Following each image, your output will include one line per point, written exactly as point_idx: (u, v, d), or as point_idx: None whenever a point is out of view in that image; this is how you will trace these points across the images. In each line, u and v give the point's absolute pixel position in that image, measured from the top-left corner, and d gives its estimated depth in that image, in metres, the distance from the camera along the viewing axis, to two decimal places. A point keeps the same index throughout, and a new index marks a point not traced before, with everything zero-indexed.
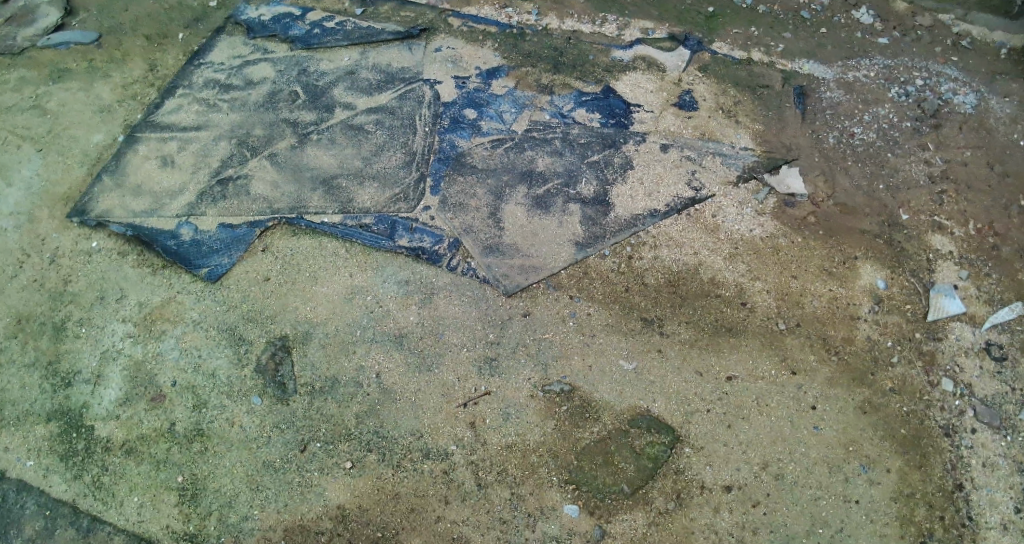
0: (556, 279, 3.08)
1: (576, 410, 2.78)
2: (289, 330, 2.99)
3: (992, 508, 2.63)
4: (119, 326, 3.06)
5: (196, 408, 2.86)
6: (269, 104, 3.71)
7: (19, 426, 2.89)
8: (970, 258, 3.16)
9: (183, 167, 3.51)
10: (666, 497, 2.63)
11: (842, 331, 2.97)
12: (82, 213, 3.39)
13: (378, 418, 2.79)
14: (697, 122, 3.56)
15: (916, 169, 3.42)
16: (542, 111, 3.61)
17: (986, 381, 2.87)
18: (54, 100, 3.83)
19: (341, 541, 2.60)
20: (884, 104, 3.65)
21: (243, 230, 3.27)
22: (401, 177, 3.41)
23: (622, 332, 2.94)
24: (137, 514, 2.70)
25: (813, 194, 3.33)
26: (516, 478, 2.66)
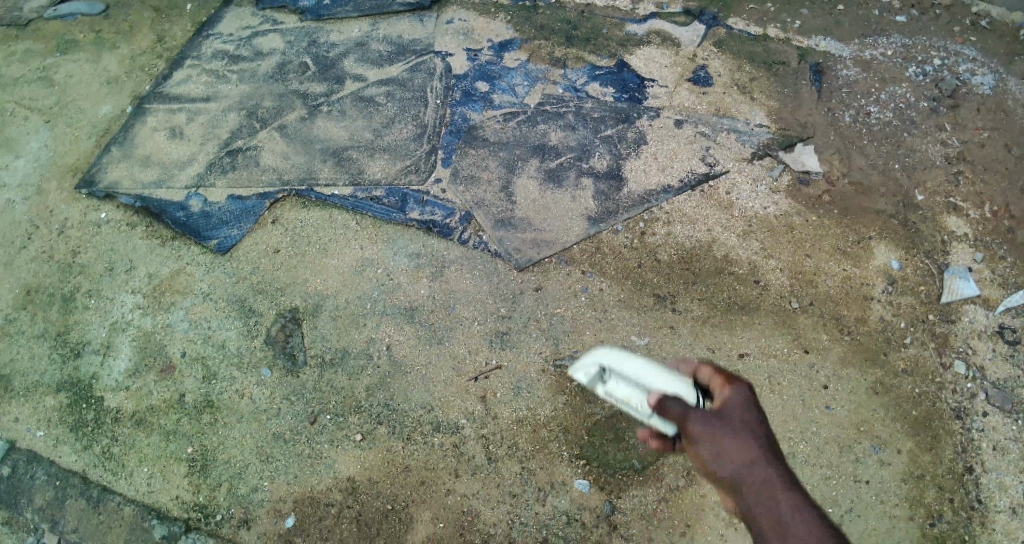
0: (568, 254, 3.05)
1: (588, 385, 2.77)
2: (299, 303, 2.98)
3: (1002, 491, 2.62)
4: (128, 298, 3.05)
5: (205, 380, 2.85)
6: (278, 75, 3.67)
7: (29, 397, 2.89)
8: (985, 240, 3.13)
9: (192, 138, 3.49)
10: (676, 474, 2.60)
11: (855, 311, 2.94)
12: (90, 184, 3.37)
13: (388, 391, 2.78)
14: (711, 98, 3.51)
15: (933, 149, 3.38)
16: (555, 85, 3.57)
17: (999, 364, 2.85)
18: (62, 72, 3.80)
19: (350, 513, 2.59)
20: (901, 82, 3.60)
21: (253, 202, 3.25)
22: (412, 149, 3.38)
23: (634, 308, 2.92)
24: (146, 484, 2.70)
25: (828, 173, 3.29)
26: (527, 453, 2.66)
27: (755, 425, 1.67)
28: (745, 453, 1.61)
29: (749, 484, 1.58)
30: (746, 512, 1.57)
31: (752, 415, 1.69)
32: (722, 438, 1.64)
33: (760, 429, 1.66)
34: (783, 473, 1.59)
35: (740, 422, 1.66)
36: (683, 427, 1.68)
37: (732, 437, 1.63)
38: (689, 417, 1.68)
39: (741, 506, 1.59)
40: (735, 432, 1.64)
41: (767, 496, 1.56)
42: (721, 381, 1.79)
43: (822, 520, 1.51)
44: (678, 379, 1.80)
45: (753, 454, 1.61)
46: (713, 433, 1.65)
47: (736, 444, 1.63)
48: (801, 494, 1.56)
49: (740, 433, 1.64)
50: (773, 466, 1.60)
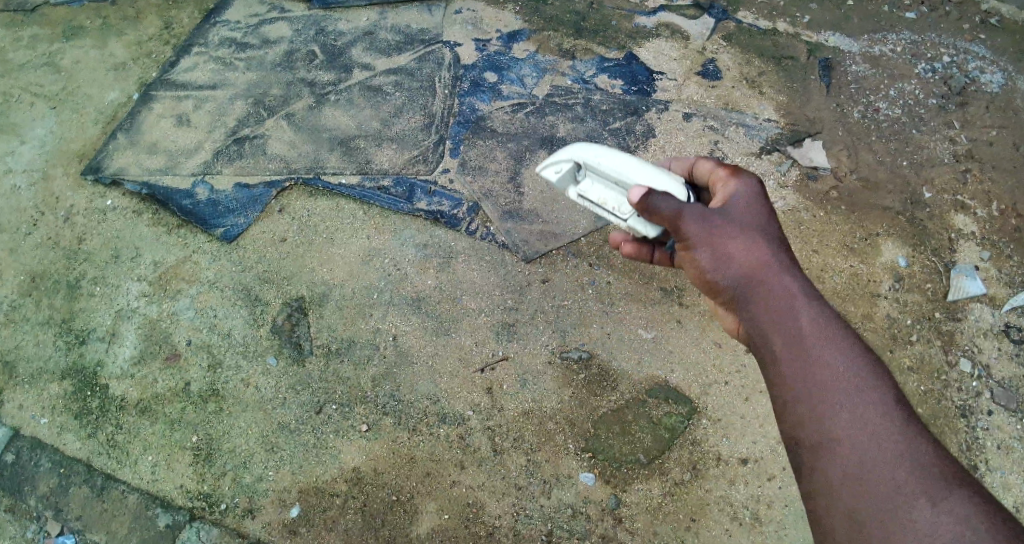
0: (576, 247, 3.04)
1: (594, 378, 2.77)
2: (305, 293, 2.97)
3: (1006, 490, 2.62)
4: (134, 285, 3.04)
5: (211, 368, 2.85)
6: (286, 63, 3.66)
7: (34, 383, 2.89)
8: (993, 239, 3.12)
9: (199, 126, 3.47)
10: (682, 468, 2.61)
11: (862, 307, 2.94)
12: (96, 170, 3.36)
13: (394, 382, 2.78)
14: (720, 92, 3.50)
15: (941, 147, 3.36)
16: (564, 76, 3.55)
17: (1004, 363, 2.84)
18: (68, 58, 3.78)
19: (356, 504, 2.59)
20: (910, 79, 3.58)
21: (260, 190, 3.24)
22: (419, 139, 3.37)
23: (641, 301, 2.91)
24: (151, 472, 2.70)
25: (836, 169, 3.28)
26: (532, 445, 2.65)
27: (749, 217, 1.96)
28: (742, 245, 1.91)
29: (754, 277, 1.88)
30: (743, 298, 1.90)
31: (748, 207, 1.98)
32: (716, 235, 1.94)
33: (754, 219, 1.95)
34: (776, 259, 1.89)
35: (733, 218, 1.95)
36: (680, 230, 1.97)
37: (726, 233, 1.93)
38: (683, 216, 1.96)
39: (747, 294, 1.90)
40: (734, 229, 1.93)
41: (764, 281, 1.87)
42: (726, 174, 2.08)
43: (814, 300, 1.81)
44: (668, 175, 2.12)
45: (748, 247, 1.91)
46: (709, 231, 1.94)
47: (742, 242, 1.92)
48: (792, 276, 1.86)
49: (735, 226, 1.94)
50: (769, 253, 1.90)
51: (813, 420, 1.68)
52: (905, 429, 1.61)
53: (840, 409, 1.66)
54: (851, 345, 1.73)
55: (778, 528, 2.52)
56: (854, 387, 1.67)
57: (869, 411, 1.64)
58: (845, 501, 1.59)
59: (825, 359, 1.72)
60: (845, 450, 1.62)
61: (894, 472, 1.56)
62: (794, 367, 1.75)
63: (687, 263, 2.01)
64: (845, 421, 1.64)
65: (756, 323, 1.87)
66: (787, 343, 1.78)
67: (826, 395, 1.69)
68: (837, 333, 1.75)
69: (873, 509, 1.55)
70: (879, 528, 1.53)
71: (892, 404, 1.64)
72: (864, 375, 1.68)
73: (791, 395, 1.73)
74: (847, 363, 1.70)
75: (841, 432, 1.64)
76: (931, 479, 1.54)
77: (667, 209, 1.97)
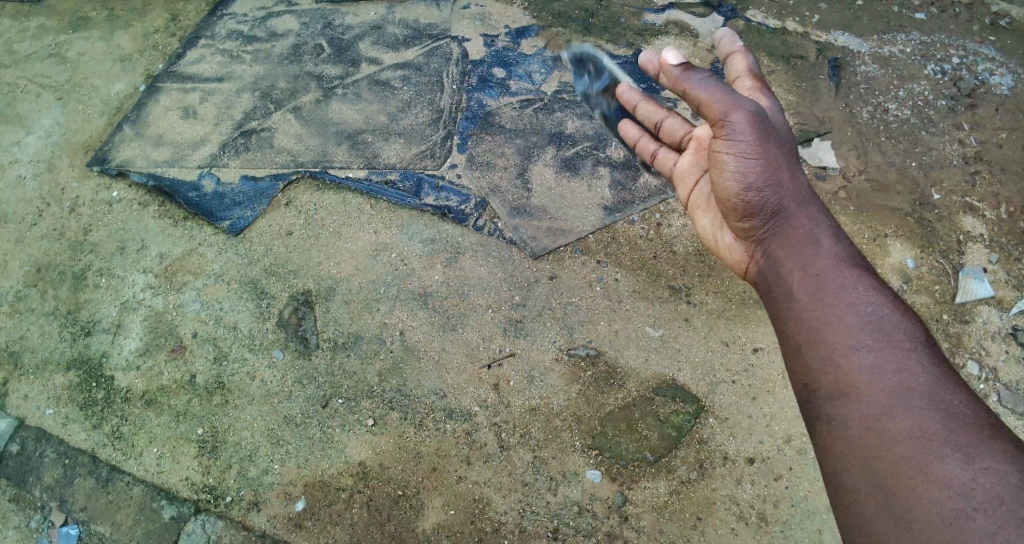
0: (584, 243, 3.03)
1: (601, 376, 2.76)
2: (312, 286, 2.97)
3: None
4: (140, 277, 3.03)
5: (216, 360, 2.85)
6: (293, 57, 3.65)
7: (39, 374, 2.88)
8: (1001, 241, 3.11)
9: (206, 118, 3.46)
10: (688, 466, 2.60)
11: None
12: (103, 162, 3.35)
13: (400, 378, 2.77)
14: None
15: (951, 149, 3.35)
16: (572, 72, 3.54)
17: (1012, 366, 2.83)
18: (75, 49, 3.77)
19: (361, 499, 2.58)
20: (920, 80, 3.57)
21: (267, 183, 3.23)
22: (427, 134, 3.36)
23: (648, 299, 2.90)
24: (156, 464, 2.69)
25: (845, 169, 3.27)
26: (539, 441, 2.65)
27: (781, 141, 2.13)
28: (778, 176, 2.08)
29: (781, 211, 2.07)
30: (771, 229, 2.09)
31: (783, 142, 2.14)
32: (758, 146, 2.06)
33: (784, 147, 2.13)
34: (802, 192, 2.09)
35: (773, 137, 2.09)
36: (726, 126, 2.07)
37: (767, 150, 2.06)
38: (733, 106, 2.05)
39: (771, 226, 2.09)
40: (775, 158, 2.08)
41: (789, 213, 2.07)
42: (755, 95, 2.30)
43: (835, 237, 2.02)
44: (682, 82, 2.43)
45: (779, 170, 2.08)
46: (753, 140, 2.05)
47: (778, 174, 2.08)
48: (815, 210, 2.08)
49: (774, 145, 2.08)
50: (796, 191, 2.08)
51: (837, 352, 1.80)
52: (926, 365, 1.72)
53: (863, 341, 1.79)
54: (871, 282, 1.88)
55: (784, 527, 2.51)
56: (877, 322, 1.80)
57: (891, 348, 1.75)
58: (867, 437, 1.69)
59: (848, 293, 1.86)
60: (869, 384, 1.73)
61: (914, 410, 1.66)
62: (814, 297, 1.91)
63: (718, 176, 2.13)
64: (867, 354, 1.76)
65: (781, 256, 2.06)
66: (808, 273, 1.96)
67: (848, 328, 1.81)
68: (857, 270, 1.91)
69: (900, 446, 1.64)
70: (904, 464, 1.62)
71: (914, 339, 1.77)
72: (886, 309, 1.81)
73: (814, 324, 1.87)
74: (870, 298, 1.84)
75: (865, 369, 1.75)
76: (954, 419, 1.63)
77: (715, 91, 2.09)
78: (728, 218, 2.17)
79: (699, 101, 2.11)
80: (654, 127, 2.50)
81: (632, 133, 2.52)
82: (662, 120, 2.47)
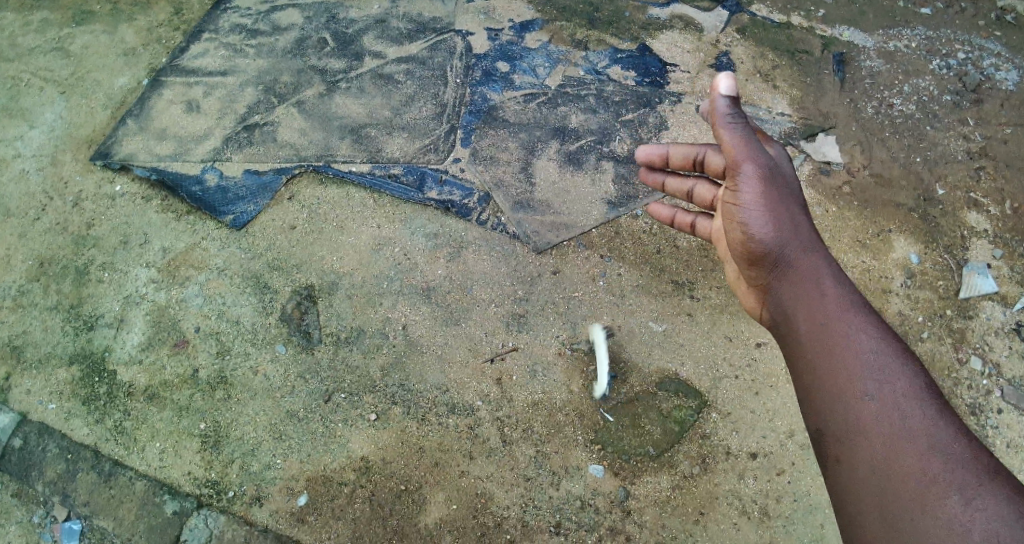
0: (587, 238, 3.03)
1: (604, 370, 2.75)
2: (314, 280, 2.96)
3: None
4: (143, 272, 3.03)
5: (219, 355, 2.85)
6: (297, 51, 3.64)
7: (41, 368, 2.88)
8: (1006, 237, 3.10)
9: (209, 112, 3.46)
10: (691, 461, 2.60)
11: (873, 304, 2.92)
12: (106, 156, 3.35)
13: (403, 372, 2.77)
14: (733, 85, 3.47)
15: (955, 144, 3.34)
16: (576, 67, 3.53)
17: (1015, 362, 2.83)
18: (78, 43, 3.77)
19: (364, 493, 2.59)
20: (925, 75, 3.55)
21: (270, 177, 3.23)
22: (430, 128, 3.35)
23: (652, 294, 2.90)
24: (159, 459, 2.70)
25: (849, 164, 3.26)
26: (541, 436, 2.65)
27: (792, 194, 2.26)
28: (788, 225, 2.21)
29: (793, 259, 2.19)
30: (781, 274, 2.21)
31: (792, 195, 2.27)
32: (767, 199, 2.21)
33: (793, 201, 2.24)
34: (808, 244, 2.21)
35: (782, 188, 2.23)
36: (740, 179, 2.22)
37: (777, 202, 2.21)
38: (747, 159, 2.19)
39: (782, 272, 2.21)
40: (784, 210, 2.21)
41: (797, 262, 2.19)
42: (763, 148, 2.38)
43: (842, 288, 2.13)
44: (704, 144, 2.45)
45: (786, 222, 2.20)
46: (763, 194, 2.20)
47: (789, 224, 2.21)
48: (822, 262, 2.18)
49: (783, 197, 2.22)
50: (805, 238, 2.21)
51: (846, 397, 1.95)
52: (927, 411, 1.87)
53: (869, 386, 1.93)
54: (876, 331, 2.01)
55: (785, 522, 2.52)
56: (881, 368, 1.93)
57: (896, 395, 1.90)
58: (874, 476, 1.85)
59: (854, 342, 2.00)
60: (875, 428, 1.88)
61: (917, 452, 1.82)
62: (824, 346, 2.04)
63: (735, 227, 2.28)
64: (873, 399, 1.91)
65: (790, 298, 2.18)
66: (817, 323, 2.08)
67: (856, 375, 1.95)
68: (864, 321, 2.04)
69: (906, 486, 1.80)
70: (909, 500, 1.79)
71: (914, 386, 1.91)
72: (889, 357, 1.95)
73: (824, 372, 2.01)
74: (874, 347, 1.98)
75: (868, 406, 1.91)
76: (954, 462, 1.79)
77: (736, 139, 2.18)
78: (743, 266, 2.31)
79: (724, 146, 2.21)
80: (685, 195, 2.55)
81: (666, 210, 2.63)
82: (692, 186, 2.52)
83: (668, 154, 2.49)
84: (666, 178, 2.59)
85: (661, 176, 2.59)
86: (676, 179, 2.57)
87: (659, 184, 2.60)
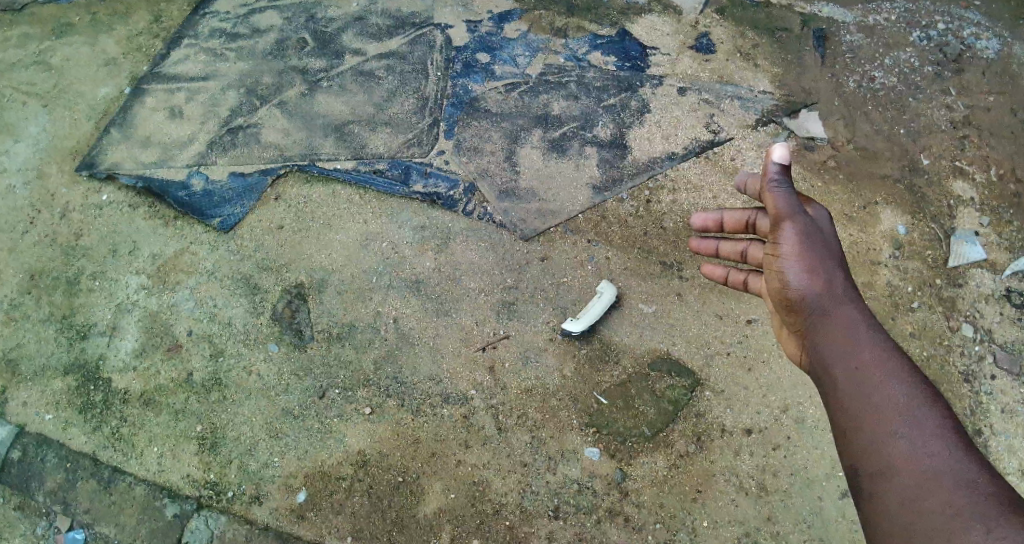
0: (574, 223, 3.03)
1: (596, 353, 2.76)
2: (304, 278, 2.97)
3: (1011, 453, 2.64)
4: (133, 278, 3.04)
5: (213, 357, 2.85)
6: (277, 52, 3.64)
7: (37, 380, 2.89)
8: (992, 204, 3.11)
9: (192, 117, 3.46)
10: (686, 440, 2.61)
11: (862, 276, 2.93)
12: (91, 166, 3.35)
13: (397, 364, 2.78)
14: (714, 66, 3.48)
15: (939, 114, 3.34)
16: (557, 54, 3.53)
17: (1006, 327, 2.85)
18: (59, 55, 3.75)
19: (362, 486, 2.60)
20: (906, 48, 3.55)
21: (255, 179, 3.23)
22: (414, 122, 3.36)
23: (641, 276, 2.91)
24: (157, 464, 2.70)
25: (833, 139, 3.26)
26: (536, 421, 2.66)
27: (830, 242, 2.01)
28: (819, 272, 1.95)
29: (828, 309, 1.93)
30: (815, 323, 1.95)
31: (828, 240, 2.00)
32: (803, 247, 1.98)
33: (831, 245, 1.99)
34: (843, 290, 1.95)
35: (822, 237, 1.99)
36: (780, 230, 2.00)
37: (812, 249, 1.97)
38: (789, 214, 1.99)
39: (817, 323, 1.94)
40: (817, 256, 1.96)
41: (831, 312, 1.93)
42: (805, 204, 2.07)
43: (876, 332, 1.89)
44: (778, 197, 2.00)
45: (821, 267, 1.95)
46: (799, 242, 1.97)
47: (822, 272, 1.95)
48: (856, 308, 1.93)
49: (821, 245, 1.97)
50: (839, 283, 1.95)
51: (873, 435, 1.74)
52: (956, 450, 1.66)
53: (898, 425, 1.72)
54: (908, 373, 1.80)
55: (784, 497, 2.53)
56: (913, 417, 1.72)
57: (928, 444, 1.68)
58: (900, 514, 1.64)
59: (883, 382, 1.79)
60: (903, 465, 1.67)
61: (941, 487, 1.61)
62: (852, 386, 1.82)
63: (772, 275, 2.03)
64: (904, 439, 1.70)
65: (822, 347, 1.92)
66: (847, 364, 1.85)
67: (884, 413, 1.75)
68: (896, 363, 1.82)
69: (931, 519, 1.59)
70: (934, 536, 1.57)
71: (945, 427, 1.70)
72: (920, 400, 1.74)
73: (851, 410, 1.80)
74: (906, 388, 1.77)
75: (899, 455, 1.69)
76: (980, 496, 1.59)
77: (779, 199, 1.99)
78: (775, 311, 2.05)
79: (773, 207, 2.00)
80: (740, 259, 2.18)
81: (722, 271, 2.26)
82: (746, 247, 2.16)
83: (722, 220, 2.17)
84: (721, 243, 2.24)
85: (714, 242, 2.25)
86: (730, 243, 2.22)
87: (712, 250, 2.26)
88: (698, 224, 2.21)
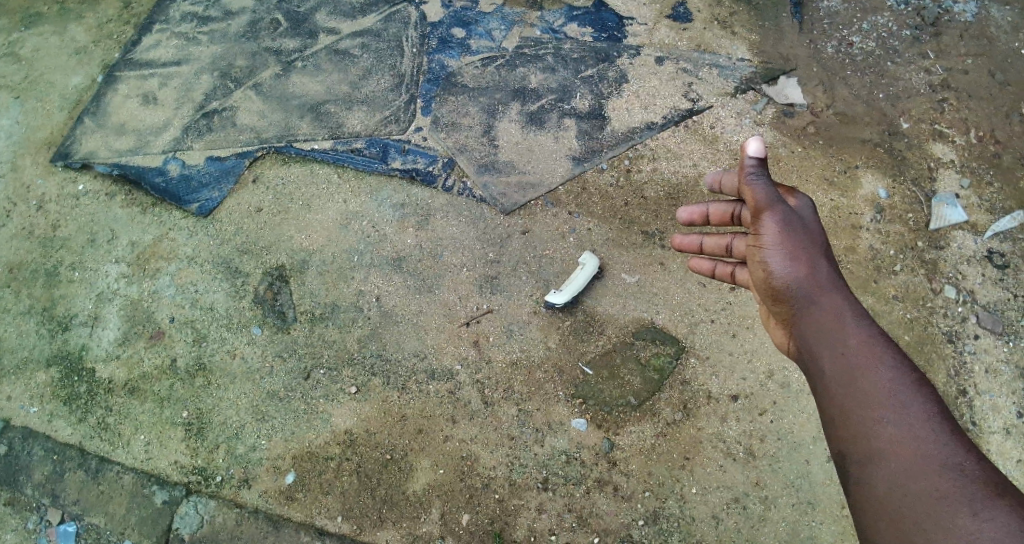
0: (554, 196, 3.02)
1: (580, 324, 2.76)
2: (286, 261, 2.95)
3: (995, 412, 2.67)
4: (113, 267, 3.00)
5: (196, 342, 2.83)
6: (250, 33, 3.58)
7: (19, 374, 2.86)
8: (972, 166, 3.11)
9: (166, 103, 3.41)
10: (672, 408, 2.62)
11: (844, 241, 2.93)
12: (66, 156, 3.29)
13: (381, 342, 2.77)
14: (692, 34, 3.45)
15: (917, 78, 3.33)
16: (533, 27, 3.50)
17: (988, 288, 2.87)
18: (28, 46, 3.67)
19: (350, 465, 2.60)
20: (883, 12, 3.51)
21: (232, 162, 3.20)
22: (390, 100, 3.33)
23: (623, 246, 2.90)
24: (144, 452, 2.69)
25: (812, 104, 3.25)
26: (522, 395, 2.66)
27: (814, 229, 1.94)
28: (803, 263, 1.89)
29: (812, 299, 1.88)
30: (801, 313, 1.89)
31: (812, 229, 1.93)
32: (786, 237, 1.91)
33: (815, 235, 1.92)
34: (828, 277, 1.89)
35: (804, 226, 1.92)
36: (761, 221, 1.93)
37: (795, 238, 1.90)
38: (769, 205, 1.92)
39: (803, 314, 1.89)
40: (801, 246, 1.90)
41: (816, 301, 1.87)
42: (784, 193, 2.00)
43: (863, 317, 1.84)
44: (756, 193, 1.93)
45: (805, 255, 1.89)
46: (782, 231, 1.90)
47: (806, 263, 1.89)
48: (842, 294, 1.88)
49: (804, 234, 1.91)
50: (824, 272, 1.89)
51: (862, 422, 1.72)
52: (943, 434, 1.65)
53: (887, 411, 1.70)
54: (894, 357, 1.76)
55: (771, 461, 2.55)
56: (900, 402, 1.69)
57: (917, 429, 1.66)
58: (889, 499, 1.64)
59: (871, 368, 1.75)
60: (892, 451, 1.66)
61: (929, 472, 1.61)
62: (841, 374, 1.78)
63: (756, 265, 1.97)
64: (892, 424, 1.68)
65: (810, 336, 1.87)
66: (834, 352, 1.81)
67: (872, 400, 1.72)
68: (883, 348, 1.78)
69: (920, 503, 1.60)
70: (923, 520, 1.58)
71: (932, 411, 1.68)
72: (907, 385, 1.71)
73: (840, 399, 1.77)
74: (892, 373, 1.73)
75: (888, 441, 1.67)
76: (967, 479, 1.59)
77: (757, 190, 1.93)
78: (761, 300, 1.99)
79: (753, 201, 1.94)
80: (725, 253, 2.08)
81: (708, 265, 2.17)
82: (730, 241, 2.05)
83: (709, 212, 2.08)
84: (704, 239, 2.13)
85: (698, 238, 2.14)
86: (715, 238, 2.11)
87: (696, 247, 2.14)
88: (685, 217, 2.11)
